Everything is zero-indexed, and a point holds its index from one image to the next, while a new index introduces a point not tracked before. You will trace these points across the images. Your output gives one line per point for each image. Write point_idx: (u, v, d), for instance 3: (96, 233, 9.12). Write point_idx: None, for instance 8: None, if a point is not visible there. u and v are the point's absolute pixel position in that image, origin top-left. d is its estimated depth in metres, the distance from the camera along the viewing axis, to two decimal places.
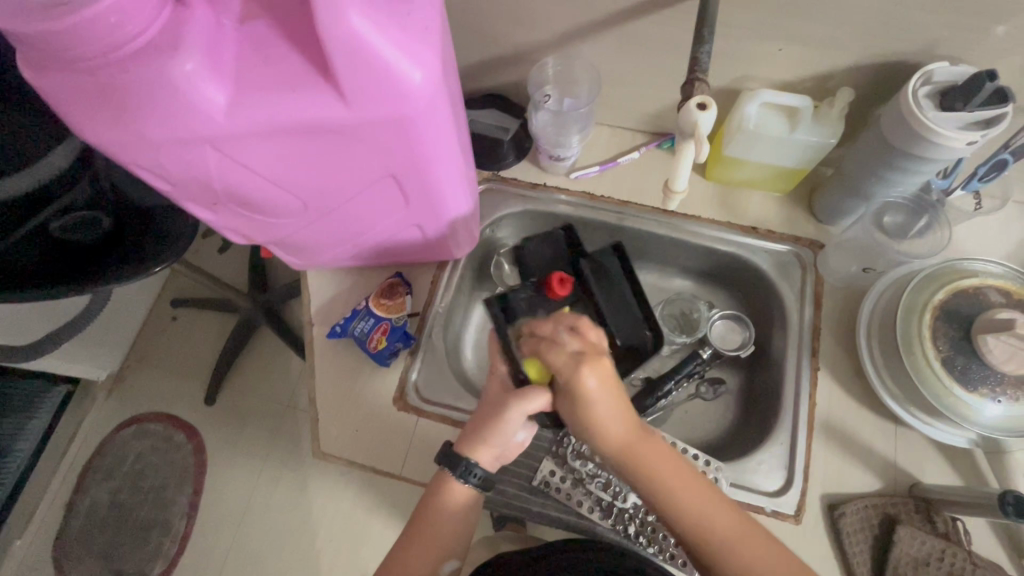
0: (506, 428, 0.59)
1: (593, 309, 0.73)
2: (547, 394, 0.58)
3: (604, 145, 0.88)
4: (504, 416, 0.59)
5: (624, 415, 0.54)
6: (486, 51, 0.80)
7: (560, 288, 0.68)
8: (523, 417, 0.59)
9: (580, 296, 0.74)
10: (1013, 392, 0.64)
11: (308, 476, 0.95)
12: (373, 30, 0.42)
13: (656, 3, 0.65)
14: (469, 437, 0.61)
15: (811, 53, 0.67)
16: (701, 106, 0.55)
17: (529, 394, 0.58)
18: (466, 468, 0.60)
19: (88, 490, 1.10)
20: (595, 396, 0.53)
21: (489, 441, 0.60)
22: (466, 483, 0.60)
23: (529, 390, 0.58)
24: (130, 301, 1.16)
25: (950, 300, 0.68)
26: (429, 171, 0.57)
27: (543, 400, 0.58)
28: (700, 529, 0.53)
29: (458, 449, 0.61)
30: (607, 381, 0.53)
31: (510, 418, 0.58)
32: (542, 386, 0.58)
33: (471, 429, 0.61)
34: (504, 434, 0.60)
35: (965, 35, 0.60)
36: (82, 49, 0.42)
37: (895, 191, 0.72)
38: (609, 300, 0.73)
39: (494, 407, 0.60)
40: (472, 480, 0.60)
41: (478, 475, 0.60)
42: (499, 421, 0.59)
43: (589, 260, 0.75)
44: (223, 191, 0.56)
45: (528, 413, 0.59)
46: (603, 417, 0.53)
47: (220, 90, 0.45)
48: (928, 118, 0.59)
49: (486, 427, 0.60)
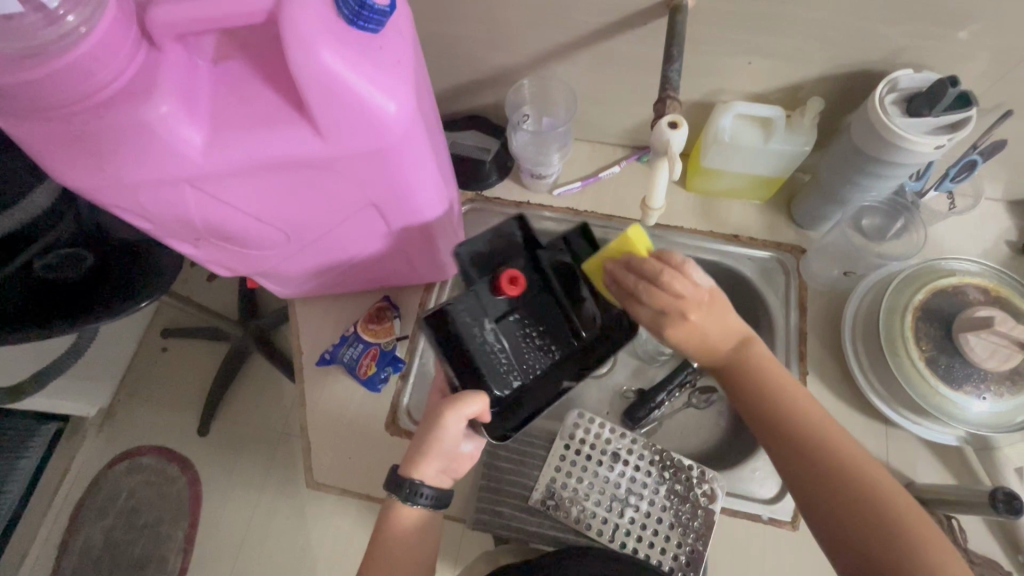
0: (441, 437, 0.57)
1: (558, 307, 0.67)
2: (482, 397, 0.57)
3: (584, 161, 0.89)
4: (436, 423, 0.57)
5: (722, 334, 0.56)
6: (464, 74, 0.81)
7: (511, 288, 0.62)
8: (459, 424, 0.57)
9: (543, 291, 0.68)
10: (997, 388, 0.65)
11: (305, 504, 0.94)
12: (345, 66, 0.43)
13: (627, 23, 0.67)
14: (411, 454, 0.59)
15: (779, 66, 0.69)
16: (672, 125, 0.56)
17: (464, 399, 0.57)
18: (412, 488, 0.58)
19: (82, 529, 1.09)
20: (694, 337, 0.56)
21: (430, 454, 0.59)
22: (416, 505, 0.59)
23: (464, 395, 0.57)
24: (118, 335, 1.15)
25: (929, 300, 0.69)
26: (408, 199, 0.58)
27: (477, 403, 0.57)
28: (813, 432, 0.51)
29: (401, 471, 0.59)
30: (705, 320, 0.55)
31: (446, 425, 0.57)
32: (476, 391, 0.58)
33: (413, 446, 0.60)
34: (441, 442, 0.58)
35: (926, 43, 0.62)
36: (55, 97, 0.42)
37: (870, 196, 0.73)
38: (569, 285, 0.67)
39: (430, 417, 0.59)
40: (421, 501, 0.59)
41: (426, 494, 0.59)
42: (435, 430, 0.57)
43: (550, 254, 0.67)
44: (203, 227, 0.56)
45: (462, 420, 0.57)
46: (703, 344, 0.56)
47: (196, 130, 0.46)
48: (895, 123, 0.61)
49: (425, 442, 0.58)
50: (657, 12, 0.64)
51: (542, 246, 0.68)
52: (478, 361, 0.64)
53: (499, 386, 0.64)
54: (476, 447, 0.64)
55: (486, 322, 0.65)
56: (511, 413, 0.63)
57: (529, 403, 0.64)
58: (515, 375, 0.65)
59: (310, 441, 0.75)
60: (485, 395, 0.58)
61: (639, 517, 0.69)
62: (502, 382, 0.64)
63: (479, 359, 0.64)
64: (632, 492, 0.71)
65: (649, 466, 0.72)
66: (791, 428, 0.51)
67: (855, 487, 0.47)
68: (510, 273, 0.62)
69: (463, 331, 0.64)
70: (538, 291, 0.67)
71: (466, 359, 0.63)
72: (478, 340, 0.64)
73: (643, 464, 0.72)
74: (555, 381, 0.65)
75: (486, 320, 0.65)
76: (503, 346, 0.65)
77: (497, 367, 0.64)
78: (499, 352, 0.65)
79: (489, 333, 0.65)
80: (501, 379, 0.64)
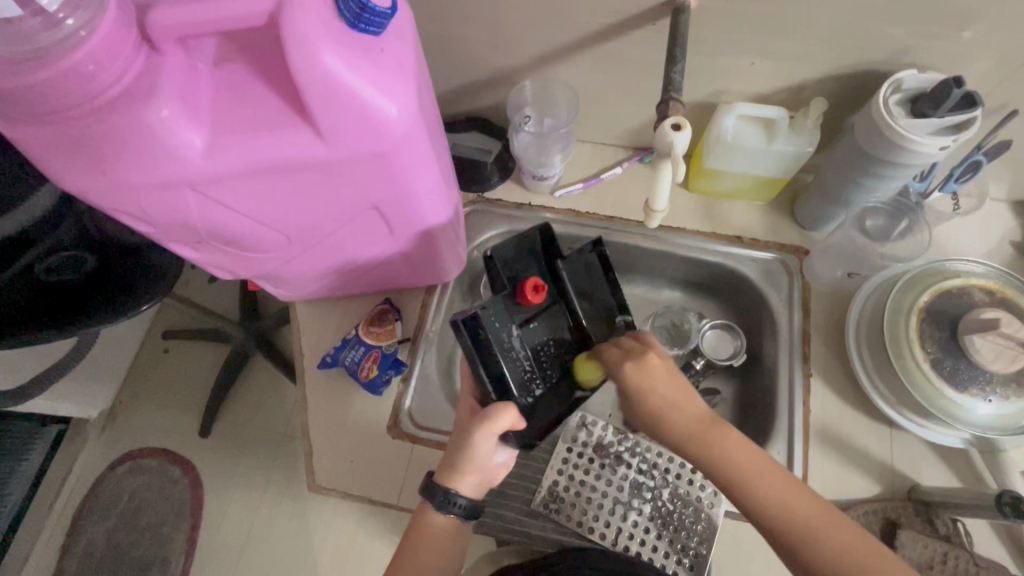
0: (475, 450, 0.57)
1: (569, 313, 0.68)
2: (512, 409, 0.57)
3: (586, 162, 0.88)
4: (470, 438, 0.57)
5: (686, 406, 0.54)
6: (465, 76, 0.81)
7: (534, 296, 0.62)
8: (492, 437, 0.57)
9: (555, 301, 0.67)
10: (1003, 391, 0.64)
11: (307, 506, 0.94)
12: (345, 69, 0.43)
13: (628, 24, 0.66)
14: (446, 465, 0.60)
15: (781, 66, 0.68)
16: (676, 127, 0.56)
17: (495, 412, 0.57)
18: (445, 497, 0.58)
19: (83, 531, 1.09)
20: (652, 391, 0.54)
21: (464, 467, 0.59)
22: (450, 514, 0.59)
23: (494, 409, 0.57)
24: (119, 337, 1.14)
25: (935, 301, 0.69)
26: (410, 201, 0.57)
27: (510, 416, 0.57)
28: (801, 532, 0.48)
29: (435, 480, 0.60)
30: (663, 373, 0.55)
31: (478, 440, 0.57)
32: (506, 402, 0.57)
33: (447, 458, 0.60)
34: (474, 456, 0.58)
35: (931, 42, 0.62)
36: (55, 101, 0.42)
37: (874, 197, 0.72)
38: (584, 294, 0.68)
39: (463, 431, 0.59)
40: (454, 510, 0.59)
41: (461, 503, 0.59)
42: (467, 445, 0.58)
43: (569, 265, 0.67)
44: (205, 230, 0.55)
45: (495, 434, 0.57)
46: (663, 405, 0.54)
47: (197, 133, 0.45)
48: (899, 125, 0.61)
49: (458, 454, 0.59)
50: (659, 13, 0.64)
51: (558, 257, 0.67)
52: (504, 366, 0.61)
53: (523, 394, 0.62)
54: (508, 456, 0.64)
55: (513, 327, 0.63)
56: (534, 422, 0.62)
57: (545, 413, 0.63)
58: (537, 383, 0.63)
59: (312, 444, 0.75)
60: (514, 409, 0.58)
61: (642, 521, 0.69)
62: (525, 390, 0.63)
63: (506, 364, 0.61)
64: (635, 495, 0.70)
65: (651, 468, 0.72)
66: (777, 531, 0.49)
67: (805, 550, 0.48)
68: (534, 280, 0.62)
69: (492, 336, 0.60)
70: (553, 299, 0.67)
71: (494, 367, 0.61)
72: (507, 346, 0.62)
73: (645, 467, 0.72)
74: (569, 394, 0.64)
75: (513, 326, 0.63)
76: (528, 353, 0.64)
77: (522, 375, 0.62)
78: (523, 359, 0.63)
79: (517, 339, 0.62)
80: (525, 386, 0.62)
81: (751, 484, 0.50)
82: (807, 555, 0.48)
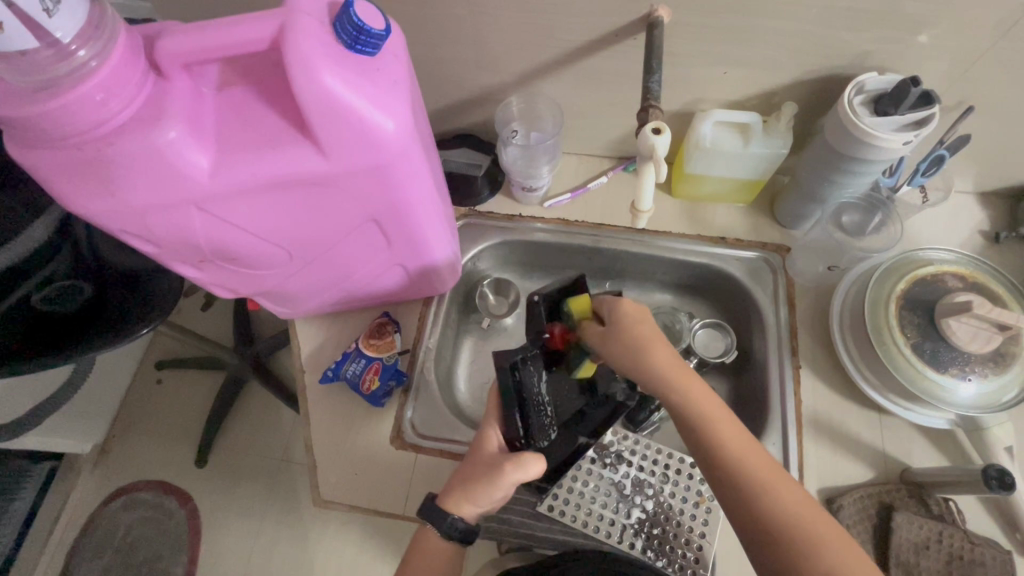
0: (496, 491, 0.58)
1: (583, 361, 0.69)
2: (538, 466, 0.59)
3: (573, 173, 0.92)
4: (496, 480, 0.58)
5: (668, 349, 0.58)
6: (453, 95, 0.85)
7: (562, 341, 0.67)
8: (514, 483, 0.59)
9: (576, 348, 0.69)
10: (981, 369, 0.67)
11: (309, 531, 0.93)
12: (345, 88, 0.45)
13: (608, 39, 0.70)
14: (457, 493, 0.60)
15: (752, 75, 0.73)
16: (656, 131, 0.59)
17: (526, 462, 0.59)
18: (449, 523, 0.59)
19: (78, 569, 1.07)
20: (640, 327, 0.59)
21: (476, 499, 0.59)
22: (449, 538, 0.59)
23: (523, 460, 0.59)
24: (113, 368, 1.14)
25: (912, 288, 0.72)
26: (408, 214, 0.59)
27: (535, 468, 0.59)
28: (752, 483, 0.49)
29: (441, 502, 0.60)
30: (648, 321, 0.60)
31: (499, 484, 0.58)
32: (534, 457, 0.59)
33: (458, 485, 0.60)
34: (492, 495, 0.59)
35: (891, 46, 0.66)
36: (66, 127, 0.44)
37: (848, 193, 0.76)
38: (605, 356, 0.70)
39: (486, 468, 0.60)
40: (455, 535, 0.59)
41: (460, 528, 0.59)
42: (488, 485, 0.59)
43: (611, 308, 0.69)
44: (209, 249, 0.57)
45: (516, 480, 0.59)
46: (642, 347, 0.57)
47: (205, 155, 0.48)
48: (863, 121, 0.64)
49: (475, 489, 0.59)
50: (636, 28, 0.68)
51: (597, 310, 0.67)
52: (530, 412, 0.62)
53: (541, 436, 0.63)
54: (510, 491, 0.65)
55: (540, 373, 0.64)
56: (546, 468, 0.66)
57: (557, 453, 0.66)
58: (551, 425, 0.64)
59: (316, 461, 0.75)
60: (540, 461, 0.60)
61: (645, 517, 0.70)
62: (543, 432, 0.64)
63: (532, 412, 0.62)
64: (637, 492, 0.71)
65: (652, 466, 0.73)
66: (731, 482, 0.50)
67: (752, 500, 0.49)
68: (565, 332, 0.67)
69: (528, 378, 0.62)
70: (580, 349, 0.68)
71: (528, 411, 0.61)
72: (535, 393, 0.63)
73: (646, 464, 0.73)
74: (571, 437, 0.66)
75: (541, 371, 0.64)
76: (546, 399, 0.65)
77: (542, 421, 0.63)
78: (546, 404, 0.64)
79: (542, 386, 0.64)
80: (544, 431, 0.63)
81: (708, 428, 0.52)
82: (748, 504, 0.49)
